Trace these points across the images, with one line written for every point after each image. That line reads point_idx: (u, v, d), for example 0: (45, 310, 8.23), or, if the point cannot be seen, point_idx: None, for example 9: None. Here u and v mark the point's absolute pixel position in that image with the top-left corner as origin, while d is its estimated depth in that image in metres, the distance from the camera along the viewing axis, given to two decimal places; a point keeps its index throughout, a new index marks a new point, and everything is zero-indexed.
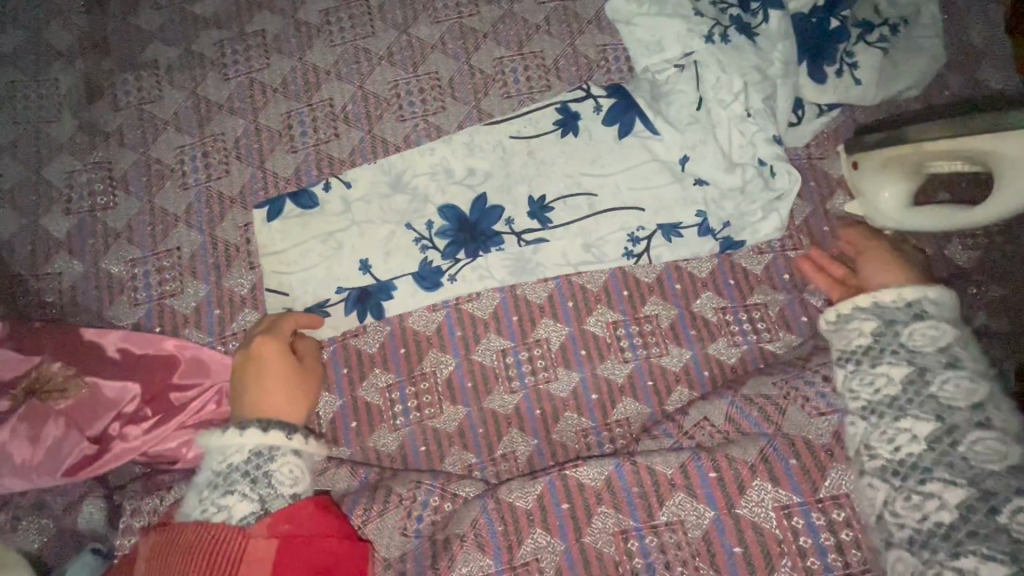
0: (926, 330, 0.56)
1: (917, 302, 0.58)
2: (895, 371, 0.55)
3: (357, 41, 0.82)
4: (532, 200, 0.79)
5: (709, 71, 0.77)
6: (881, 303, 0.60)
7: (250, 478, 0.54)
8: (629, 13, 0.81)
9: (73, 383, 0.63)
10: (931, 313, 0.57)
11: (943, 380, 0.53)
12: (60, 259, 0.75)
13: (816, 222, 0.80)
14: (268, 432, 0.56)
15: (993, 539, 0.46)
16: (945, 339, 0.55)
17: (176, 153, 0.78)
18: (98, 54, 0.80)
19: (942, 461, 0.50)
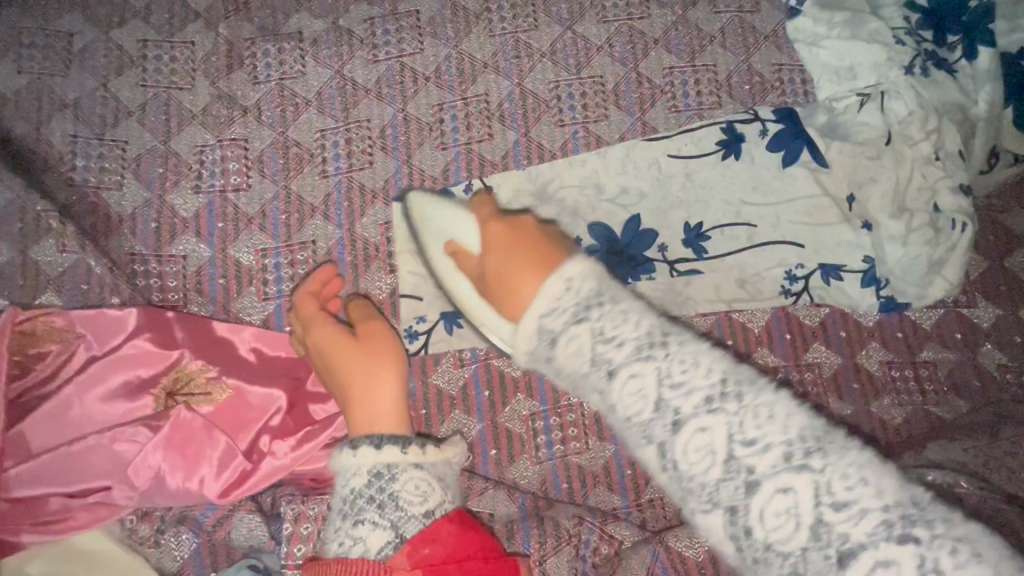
0: (600, 342, 0.40)
1: (552, 317, 0.42)
2: (650, 455, 0.38)
3: (518, 34, 0.75)
4: (688, 227, 0.74)
5: (903, 104, 0.72)
6: (543, 326, 0.42)
7: (377, 504, 0.45)
8: (815, 34, 0.76)
9: (216, 387, 0.58)
10: (557, 326, 0.41)
11: (620, 387, 0.39)
12: (184, 241, 0.69)
13: (993, 279, 0.74)
14: (382, 450, 0.47)
15: None
16: (658, 389, 0.38)
17: (317, 137, 0.72)
18: (238, 19, 0.73)
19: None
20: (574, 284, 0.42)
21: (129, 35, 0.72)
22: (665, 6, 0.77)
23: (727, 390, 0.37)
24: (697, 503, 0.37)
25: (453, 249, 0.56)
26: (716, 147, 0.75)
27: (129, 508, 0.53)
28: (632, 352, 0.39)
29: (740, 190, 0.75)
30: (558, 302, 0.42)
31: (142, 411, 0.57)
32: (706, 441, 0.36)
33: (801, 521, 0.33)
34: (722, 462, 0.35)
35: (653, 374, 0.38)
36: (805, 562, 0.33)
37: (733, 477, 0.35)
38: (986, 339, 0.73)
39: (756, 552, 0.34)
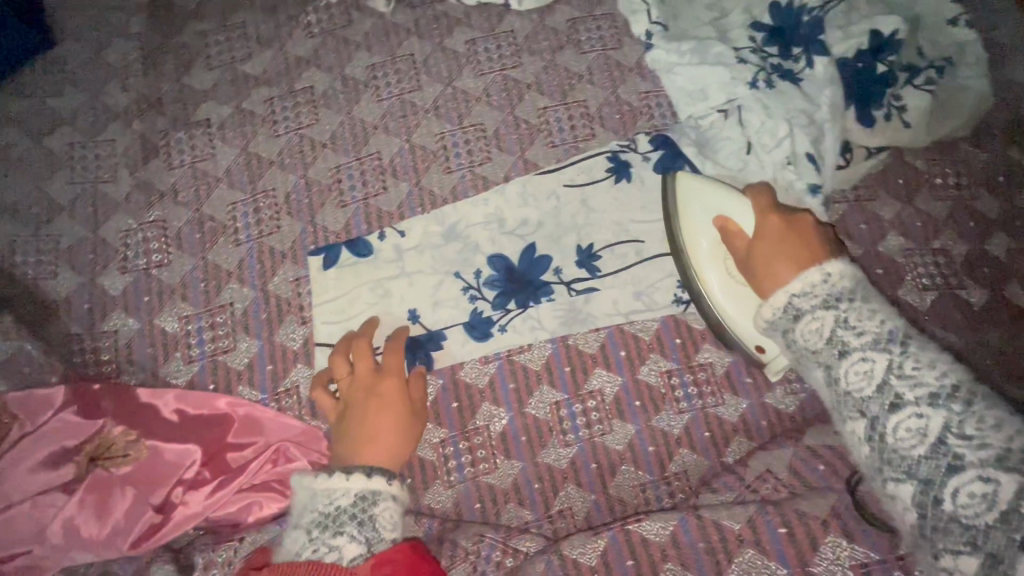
0: (841, 325, 0.55)
1: (805, 296, 0.58)
2: (819, 376, 0.57)
3: (404, 95, 0.83)
4: (581, 250, 0.79)
5: (758, 114, 0.78)
6: (791, 303, 0.58)
7: (357, 521, 0.54)
8: (669, 63, 0.83)
9: (134, 449, 0.64)
10: (806, 308, 0.57)
11: (844, 371, 0.54)
12: (115, 317, 0.76)
13: (869, 264, 0.79)
14: (371, 478, 0.56)
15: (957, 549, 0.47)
16: (887, 373, 0.52)
17: (229, 210, 0.79)
18: (153, 113, 0.82)
19: (883, 459, 0.51)
20: (812, 285, 0.58)
21: (58, 139, 0.81)
22: (535, 53, 0.85)
23: (892, 353, 0.53)
24: (892, 473, 0.51)
25: (726, 223, 0.66)
26: (606, 173, 0.80)
27: (52, 568, 0.59)
28: (869, 343, 0.54)
29: (626, 210, 0.80)
30: (808, 293, 0.57)
31: (64, 477, 0.62)
32: (920, 424, 0.50)
33: (926, 437, 0.49)
34: (876, 385, 0.52)
35: (885, 363, 0.53)
36: (920, 466, 0.49)
37: (938, 457, 0.48)
38: None
39: (885, 453, 0.51)
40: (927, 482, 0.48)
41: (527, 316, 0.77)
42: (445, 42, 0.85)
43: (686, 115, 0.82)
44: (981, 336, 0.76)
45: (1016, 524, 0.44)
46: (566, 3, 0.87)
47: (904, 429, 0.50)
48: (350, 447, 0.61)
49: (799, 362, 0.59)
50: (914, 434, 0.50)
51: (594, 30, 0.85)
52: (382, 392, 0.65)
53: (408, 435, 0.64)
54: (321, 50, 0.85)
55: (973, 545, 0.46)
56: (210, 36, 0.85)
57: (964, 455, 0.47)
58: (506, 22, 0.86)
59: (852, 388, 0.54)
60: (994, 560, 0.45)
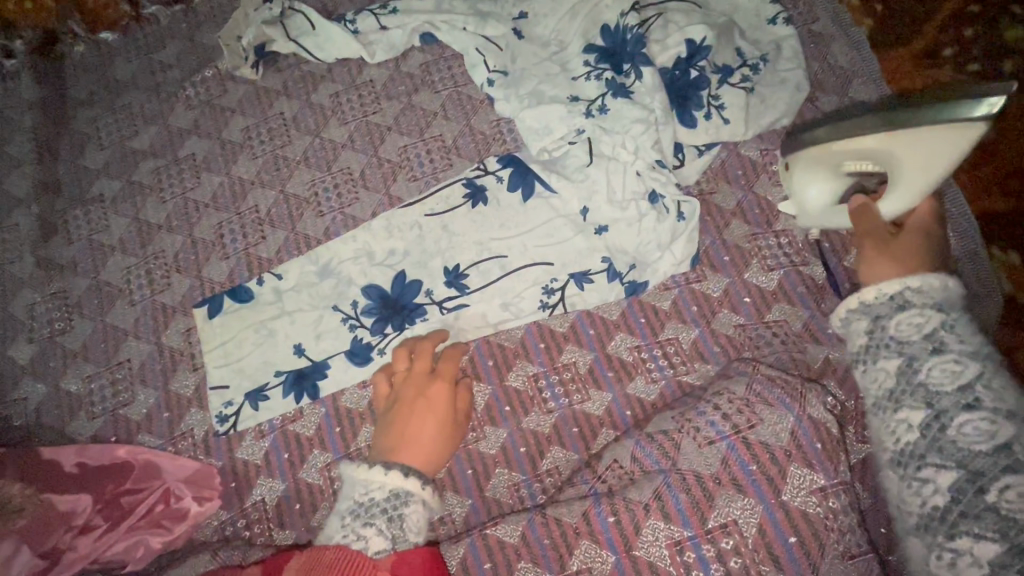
0: (944, 328, 0.52)
1: (920, 291, 0.55)
2: (890, 366, 0.52)
3: (276, 150, 0.91)
4: (447, 270, 0.84)
5: (597, 133, 0.85)
6: (865, 303, 0.57)
7: (386, 517, 0.57)
8: (514, 109, 0.89)
9: (29, 502, 0.68)
10: (914, 300, 0.54)
11: (930, 365, 0.50)
12: (24, 385, 0.82)
13: (717, 252, 0.85)
14: (408, 478, 0.60)
15: (985, 519, 0.43)
16: (972, 377, 0.48)
17: (123, 274, 0.86)
18: (51, 196, 0.90)
19: (934, 447, 0.47)
20: (930, 287, 0.55)
21: None
22: (393, 97, 0.93)
23: (985, 365, 0.49)
24: (936, 459, 0.47)
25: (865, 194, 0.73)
26: (463, 199, 0.86)
27: None
28: (987, 356, 0.50)
29: (486, 229, 0.85)
30: (922, 293, 0.55)
31: None
32: (991, 426, 0.46)
33: (995, 436, 0.45)
34: (958, 384, 0.48)
35: (975, 370, 0.48)
36: (974, 458, 0.45)
37: (998, 456, 0.44)
38: (722, 307, 0.82)
39: (938, 443, 0.47)
40: (976, 478, 0.45)
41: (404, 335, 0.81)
42: (311, 98, 0.93)
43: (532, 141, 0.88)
44: (826, 306, 0.80)
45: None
46: (419, 50, 0.95)
47: (972, 426, 0.46)
48: (396, 437, 0.66)
49: (868, 351, 0.55)
50: (983, 433, 0.46)
51: (445, 71, 0.94)
52: (431, 392, 0.70)
53: (445, 441, 0.68)
54: (200, 120, 0.93)
55: (1003, 533, 0.42)
56: (102, 120, 0.94)
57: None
58: (365, 74, 0.94)
59: (930, 382, 0.49)
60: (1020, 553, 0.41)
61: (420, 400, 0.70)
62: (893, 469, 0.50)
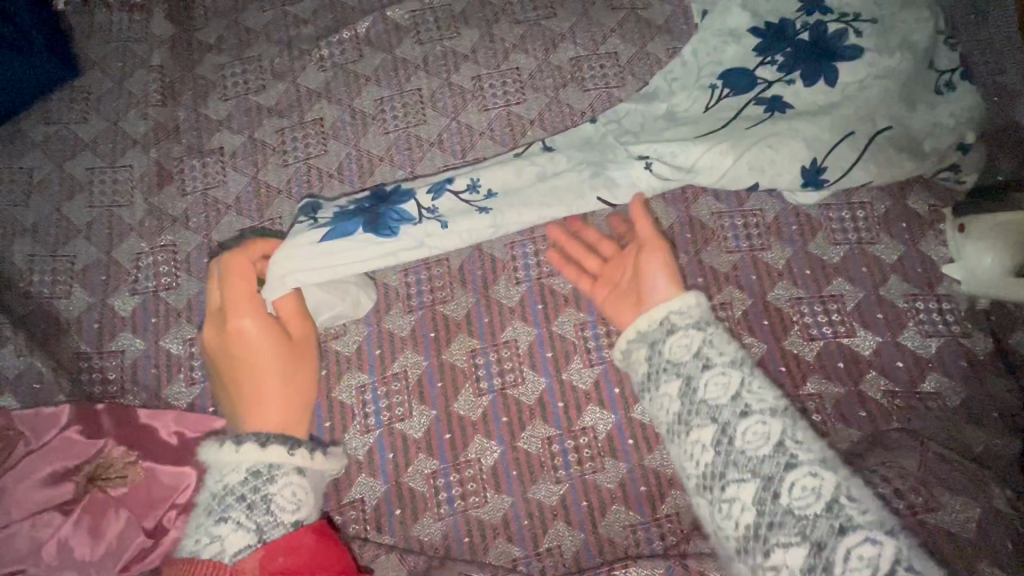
0: (706, 345, 0.58)
1: (680, 314, 0.61)
2: (708, 431, 0.55)
3: (409, 128, 0.86)
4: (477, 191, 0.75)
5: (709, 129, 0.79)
6: (641, 330, 0.63)
7: (247, 503, 0.52)
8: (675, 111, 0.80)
9: (131, 469, 0.65)
10: (681, 323, 0.60)
11: (742, 430, 0.53)
12: (123, 337, 0.78)
13: (869, 308, 0.78)
14: (268, 448, 0.54)
15: (786, 526, 0.48)
16: (699, 344, 0.59)
17: (236, 236, 0.81)
18: (170, 141, 0.86)
19: (727, 463, 0.53)
20: (687, 307, 0.61)
21: (78, 164, 0.85)
22: (539, 90, 0.87)
23: (782, 421, 0.53)
24: (730, 476, 0.52)
25: None
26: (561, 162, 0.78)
27: None
28: (730, 363, 0.57)
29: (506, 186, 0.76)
30: (683, 314, 0.61)
31: (60, 497, 0.63)
32: (764, 429, 0.53)
33: (769, 439, 0.52)
34: (772, 444, 0.52)
35: (776, 426, 0.53)
36: (776, 492, 0.50)
37: (832, 515, 0.48)
38: (870, 367, 0.76)
39: (731, 456, 0.53)
40: (736, 449, 0.53)
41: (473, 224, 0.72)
42: (451, 78, 0.88)
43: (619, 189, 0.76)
44: (985, 384, 0.74)
45: (838, 513, 0.48)
46: (571, 42, 0.89)
47: (800, 488, 0.49)
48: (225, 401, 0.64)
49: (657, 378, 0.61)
50: (754, 432, 0.53)
51: (597, 69, 0.88)
52: (251, 340, 0.62)
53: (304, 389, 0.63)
54: (332, 84, 0.88)
55: (823, 568, 0.46)
56: (229, 70, 0.89)
57: (752, 405, 0.54)
58: (511, 59, 0.88)
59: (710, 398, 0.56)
60: (819, 549, 0.47)
61: (246, 348, 0.62)
62: (700, 494, 0.55)
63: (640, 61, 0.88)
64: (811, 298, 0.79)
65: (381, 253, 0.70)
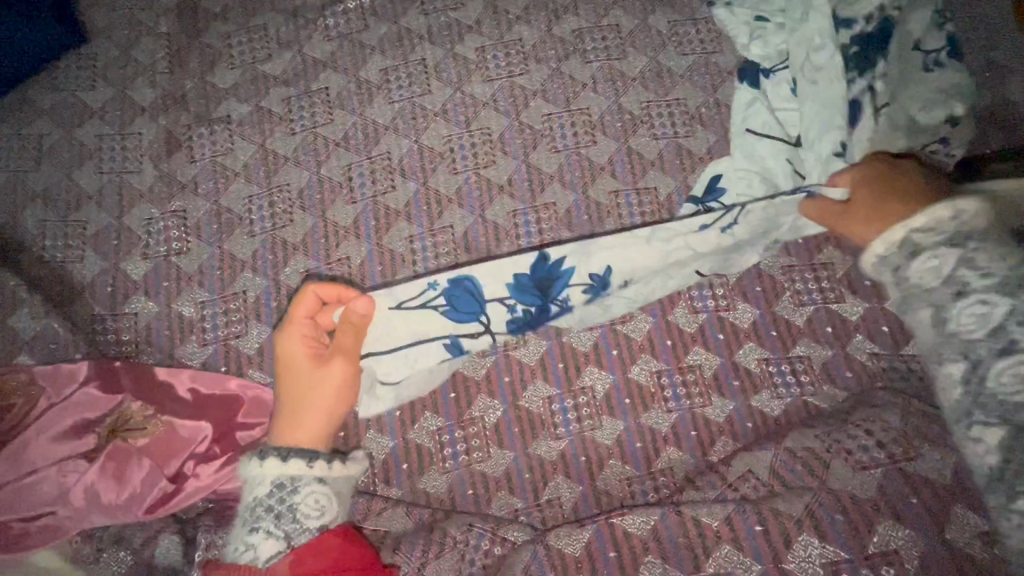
0: (966, 265, 0.53)
1: (924, 232, 0.55)
2: (927, 316, 0.55)
3: (414, 98, 0.87)
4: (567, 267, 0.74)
5: None
6: (878, 255, 0.58)
7: (274, 514, 0.59)
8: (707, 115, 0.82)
9: (151, 422, 0.69)
10: (928, 243, 0.55)
11: (959, 311, 0.53)
12: (136, 300, 0.80)
13: (858, 275, 0.81)
14: (286, 462, 0.60)
15: (993, 434, 0.51)
16: (957, 267, 0.53)
17: (245, 203, 0.83)
18: (178, 109, 0.87)
19: (977, 403, 0.52)
20: (940, 222, 0.55)
21: (88, 131, 0.86)
22: (542, 61, 0.89)
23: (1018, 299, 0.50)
24: (983, 416, 0.51)
25: None
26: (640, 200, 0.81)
27: (72, 531, 0.62)
28: (999, 287, 0.51)
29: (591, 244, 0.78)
30: (929, 230, 0.55)
31: (85, 447, 0.66)
32: (985, 309, 0.51)
33: (986, 322, 0.51)
34: (990, 329, 0.51)
35: (1006, 309, 0.51)
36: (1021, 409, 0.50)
37: None
38: (857, 331, 0.79)
39: (984, 397, 0.51)
40: (979, 361, 0.52)
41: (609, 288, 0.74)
42: (455, 49, 0.89)
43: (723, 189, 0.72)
44: None
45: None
46: (574, 15, 0.91)
47: (1014, 369, 0.50)
48: None
49: (905, 301, 0.57)
50: (979, 319, 0.52)
51: (598, 41, 0.89)
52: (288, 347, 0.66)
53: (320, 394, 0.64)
54: (337, 53, 0.89)
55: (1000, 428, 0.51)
56: (235, 39, 0.90)
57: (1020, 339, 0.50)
58: (515, 31, 0.90)
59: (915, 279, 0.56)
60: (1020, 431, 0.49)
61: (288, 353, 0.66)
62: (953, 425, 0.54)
63: (640, 34, 0.90)
64: (801, 265, 0.82)
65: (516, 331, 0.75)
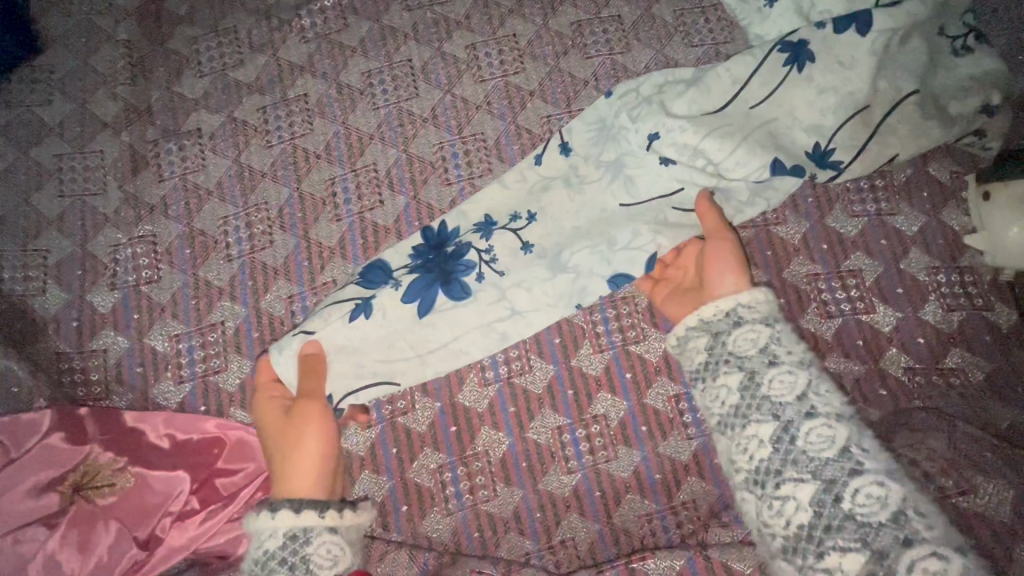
0: (774, 341, 0.55)
1: (751, 307, 0.57)
2: (737, 379, 0.54)
3: (400, 103, 0.80)
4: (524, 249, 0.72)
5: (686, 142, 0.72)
6: (705, 318, 0.58)
7: (289, 566, 0.52)
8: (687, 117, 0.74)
9: (120, 476, 0.62)
10: (748, 316, 0.56)
11: (770, 377, 0.53)
12: (104, 335, 0.73)
13: (889, 283, 0.75)
14: (300, 513, 0.53)
15: (845, 529, 0.46)
16: (768, 341, 0.55)
17: (220, 225, 0.76)
18: (143, 123, 0.80)
19: (787, 460, 0.50)
20: (757, 301, 0.57)
21: (45, 151, 0.79)
22: (538, 58, 0.81)
23: (810, 372, 0.53)
24: (794, 474, 0.50)
25: None
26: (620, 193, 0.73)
27: None
28: (799, 358, 0.54)
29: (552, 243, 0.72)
30: (752, 307, 0.57)
31: (47, 509, 0.60)
32: (830, 432, 0.50)
33: (794, 390, 0.52)
34: (796, 394, 0.52)
35: (805, 379, 0.53)
36: (825, 467, 0.49)
37: (844, 461, 0.49)
38: (891, 344, 0.73)
39: (790, 454, 0.50)
40: (790, 421, 0.51)
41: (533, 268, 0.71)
42: (443, 47, 0.82)
43: (640, 183, 0.74)
44: (1009, 358, 0.71)
45: (904, 524, 0.45)
46: (571, 6, 0.83)
47: (815, 434, 0.50)
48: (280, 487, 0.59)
49: (710, 365, 0.56)
50: (823, 439, 0.49)
51: (599, 34, 0.82)
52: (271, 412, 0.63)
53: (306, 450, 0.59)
54: (315, 56, 0.82)
55: (863, 541, 0.46)
56: (203, 43, 0.83)
57: (817, 407, 0.51)
58: (508, 26, 0.82)
59: (737, 349, 0.56)
60: (828, 487, 0.48)
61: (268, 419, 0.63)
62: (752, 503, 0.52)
63: (645, 24, 0.83)
64: (828, 273, 0.75)
65: (471, 318, 0.69)
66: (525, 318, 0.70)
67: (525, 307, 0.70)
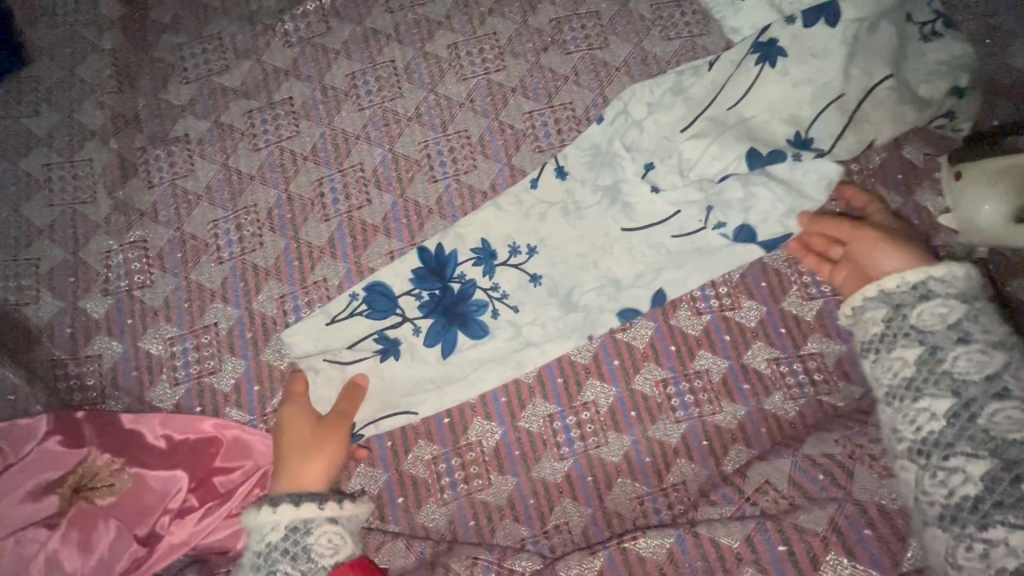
0: (968, 319, 0.54)
1: (942, 282, 0.57)
2: (911, 354, 0.55)
3: (385, 103, 0.81)
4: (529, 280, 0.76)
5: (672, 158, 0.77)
6: (884, 290, 0.59)
7: (290, 556, 0.54)
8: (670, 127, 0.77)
9: (119, 477, 0.63)
10: (941, 291, 0.56)
11: (957, 354, 0.53)
12: (99, 341, 0.74)
13: None
14: (301, 505, 0.55)
15: (1020, 507, 0.46)
16: (959, 317, 0.54)
17: (210, 228, 0.78)
18: (131, 131, 0.81)
19: (962, 435, 0.51)
20: (954, 276, 0.57)
21: (34, 161, 0.80)
22: (519, 55, 0.83)
23: (1008, 356, 0.53)
24: (968, 448, 0.50)
25: None
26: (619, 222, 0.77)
27: None
28: (948, 336, 0.54)
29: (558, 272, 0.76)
30: (946, 282, 0.56)
31: (46, 511, 0.61)
32: (1021, 415, 0.49)
33: (985, 367, 0.52)
34: (987, 374, 0.52)
35: (1001, 362, 0.52)
36: (1009, 447, 0.48)
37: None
38: None
39: (969, 430, 0.50)
40: (972, 399, 0.51)
41: (544, 301, 0.75)
42: (426, 48, 0.83)
43: (637, 211, 0.78)
44: None
45: None
46: (550, 3, 0.85)
47: (1002, 415, 0.50)
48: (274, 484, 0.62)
49: (886, 339, 0.58)
50: (1010, 413, 0.49)
51: (578, 30, 0.84)
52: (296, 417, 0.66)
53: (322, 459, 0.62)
54: (299, 60, 0.83)
55: None
56: (188, 50, 0.84)
57: (981, 382, 0.51)
58: (488, 24, 0.84)
59: (919, 324, 0.56)
60: (1007, 465, 0.48)
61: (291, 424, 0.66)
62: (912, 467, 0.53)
63: (622, 19, 0.84)
64: None
65: (483, 351, 0.74)
66: (537, 345, 0.74)
67: (538, 335, 0.74)
